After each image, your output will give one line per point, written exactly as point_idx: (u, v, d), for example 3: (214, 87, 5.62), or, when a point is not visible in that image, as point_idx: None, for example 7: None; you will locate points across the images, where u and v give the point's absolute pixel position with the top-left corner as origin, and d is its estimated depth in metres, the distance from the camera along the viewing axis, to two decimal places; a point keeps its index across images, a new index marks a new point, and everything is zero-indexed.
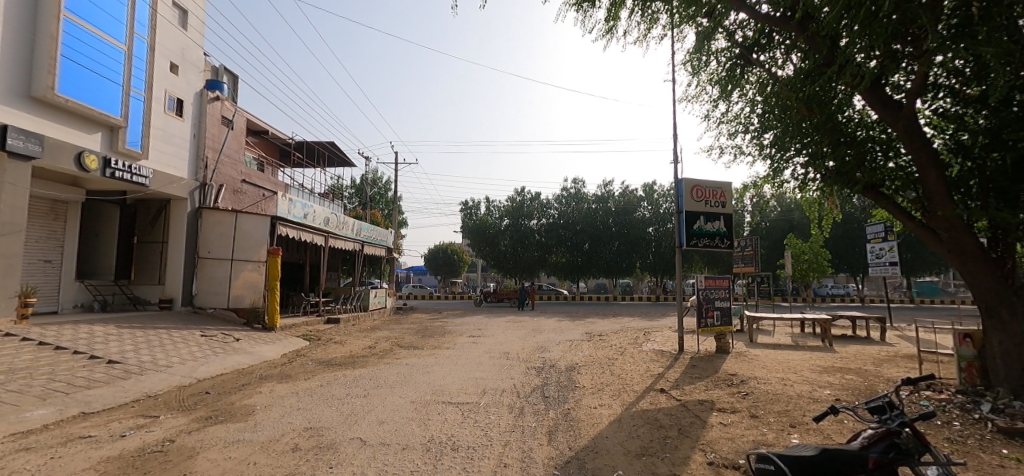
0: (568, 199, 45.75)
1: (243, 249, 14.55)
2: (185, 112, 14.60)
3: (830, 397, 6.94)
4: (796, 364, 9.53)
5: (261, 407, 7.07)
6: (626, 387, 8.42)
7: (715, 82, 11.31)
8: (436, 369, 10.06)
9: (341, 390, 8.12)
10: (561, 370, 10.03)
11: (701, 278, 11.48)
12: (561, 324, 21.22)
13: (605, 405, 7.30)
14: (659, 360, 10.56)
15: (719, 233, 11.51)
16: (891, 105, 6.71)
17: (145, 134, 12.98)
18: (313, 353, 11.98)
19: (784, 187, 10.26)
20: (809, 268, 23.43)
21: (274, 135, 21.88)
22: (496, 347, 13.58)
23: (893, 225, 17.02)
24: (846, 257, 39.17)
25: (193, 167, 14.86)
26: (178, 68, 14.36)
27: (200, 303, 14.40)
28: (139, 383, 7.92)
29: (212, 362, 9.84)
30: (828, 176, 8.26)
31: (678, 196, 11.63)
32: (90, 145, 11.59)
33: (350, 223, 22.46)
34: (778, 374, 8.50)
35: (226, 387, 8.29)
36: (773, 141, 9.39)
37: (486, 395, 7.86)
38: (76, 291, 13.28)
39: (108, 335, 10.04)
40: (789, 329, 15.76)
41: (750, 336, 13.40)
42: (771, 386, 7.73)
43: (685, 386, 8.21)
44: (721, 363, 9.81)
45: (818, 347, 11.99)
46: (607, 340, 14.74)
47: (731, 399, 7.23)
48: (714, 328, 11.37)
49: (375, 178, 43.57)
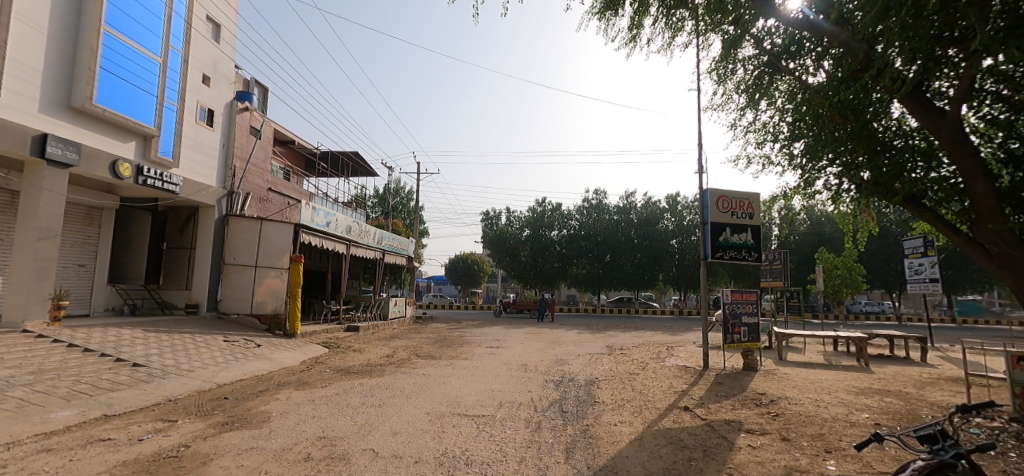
0: (589, 209, 45.36)
1: (267, 256, 14.81)
2: (215, 123, 15.08)
3: (869, 421, 6.48)
4: (830, 384, 9.01)
5: (277, 414, 7.06)
6: (648, 403, 8.10)
7: (742, 90, 11.01)
8: (452, 380, 9.92)
9: (357, 399, 8.05)
10: (580, 385, 9.75)
11: (726, 291, 11.06)
12: (581, 336, 20.84)
13: (625, 422, 7.02)
14: (682, 376, 10.16)
15: (746, 245, 11.07)
16: (933, 112, 6.34)
17: (177, 143, 13.42)
18: (331, 361, 12.01)
19: (816, 198, 9.84)
20: (842, 283, 22.46)
21: (300, 145, 22.43)
22: (514, 358, 13.37)
23: (934, 240, 16.16)
24: (882, 273, 37.49)
25: (222, 175, 15.30)
26: (210, 79, 14.87)
27: (224, 308, 14.68)
28: (161, 386, 8.04)
29: (232, 368, 9.94)
30: (864, 187, 7.86)
31: (703, 206, 11.31)
32: (125, 153, 12.04)
33: (372, 232, 22.71)
34: (812, 395, 8.03)
35: (244, 393, 8.34)
36: (804, 150, 9.04)
37: (502, 408, 7.66)
38: (108, 295, 13.72)
39: (134, 338, 10.29)
40: (821, 347, 15.04)
41: (779, 353, 12.82)
42: (803, 407, 7.30)
43: (710, 405, 7.84)
44: (748, 381, 9.37)
45: (853, 366, 11.36)
46: (629, 354, 14.35)
47: (761, 420, 6.84)
48: (741, 344, 10.92)
49: (397, 188, 44.17)
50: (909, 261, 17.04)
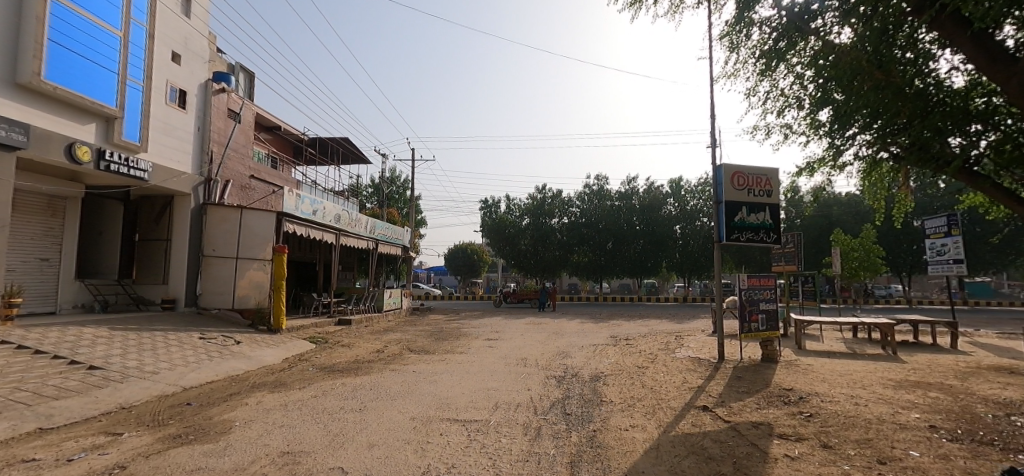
0: (590, 196, 44.36)
1: (248, 247, 13.89)
2: (188, 104, 14.09)
3: (921, 423, 5.55)
4: (863, 377, 8.12)
5: (241, 422, 6.20)
6: (660, 402, 7.24)
7: (758, 57, 10.00)
8: (445, 378, 9.07)
9: (335, 403, 7.18)
10: (584, 381, 8.90)
11: (742, 277, 10.14)
12: (585, 326, 19.99)
13: (637, 426, 6.13)
14: (696, 370, 9.28)
15: (764, 226, 10.14)
16: (1002, 57, 5.31)
17: (144, 126, 12.44)
18: (316, 358, 11.15)
19: (844, 170, 8.88)
20: (859, 266, 21.44)
21: (287, 131, 21.45)
22: (513, 352, 12.52)
23: (957, 218, 15.26)
24: (894, 256, 36.53)
25: (198, 161, 14.35)
26: (180, 57, 13.86)
27: (205, 303, 13.83)
28: (117, 391, 7.20)
29: (204, 368, 9.05)
30: (909, 154, 6.88)
31: (717, 184, 10.35)
32: (84, 136, 11.07)
33: (364, 221, 21.79)
34: (847, 390, 7.13)
35: (210, 398, 7.47)
36: (833, 117, 8.03)
37: (498, 411, 6.80)
38: (76, 291, 12.86)
39: (97, 337, 9.41)
40: (839, 334, 14.22)
41: (798, 342, 11.94)
42: (840, 406, 6.39)
43: (733, 404, 6.94)
44: (771, 375, 8.46)
45: (880, 355, 10.51)
46: (635, 345, 13.47)
47: (794, 422, 5.95)
48: (759, 334, 10.03)
49: (392, 177, 43.14)
50: (929, 241, 16.19)
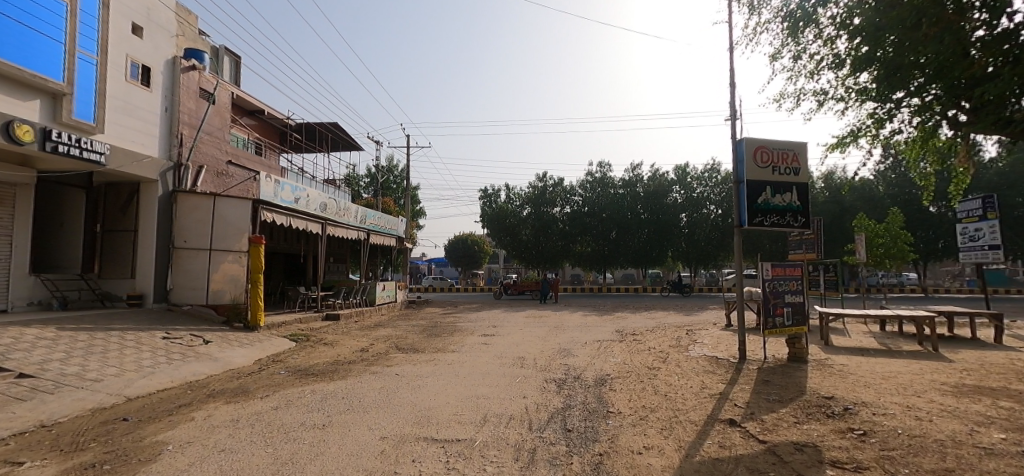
0: (593, 183, 43.24)
1: (222, 237, 12.89)
2: (154, 82, 13.03)
3: (1012, 447, 4.42)
4: (911, 381, 7.01)
5: (175, 446, 5.12)
6: (677, 414, 6.14)
7: (782, 16, 8.77)
8: (429, 384, 8.03)
9: (296, 417, 6.11)
10: (587, 386, 7.83)
11: (766, 265, 8.98)
12: (588, 320, 18.94)
13: (654, 449, 5.02)
14: (715, 372, 8.15)
15: (791, 208, 8.97)
16: None
17: (99, 105, 11.33)
18: (292, 359, 10.14)
19: (891, 140, 7.84)
20: (885, 253, 20.19)
21: (271, 116, 20.34)
22: (509, 350, 11.48)
23: (995, 200, 13.97)
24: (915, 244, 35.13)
25: (166, 144, 13.31)
26: (141, 30, 12.79)
27: (175, 299, 12.84)
28: (42, 404, 6.15)
29: (159, 374, 8.00)
30: (979, 119, 5.85)
31: (738, 161, 9.20)
32: (28, 114, 9.96)
33: (353, 210, 20.66)
34: (900, 400, 6.03)
35: (153, 411, 6.41)
36: (881, 81, 6.98)
37: (486, 427, 5.74)
38: (31, 287, 11.92)
39: (38, 339, 8.35)
40: (865, 327, 13.09)
41: (823, 337, 10.78)
42: (898, 421, 5.30)
43: (765, 417, 5.84)
44: (804, 378, 7.35)
45: (921, 352, 9.38)
46: (644, 341, 12.38)
47: (846, 444, 4.86)
48: (785, 330, 8.89)
49: (389, 166, 42.04)
50: (963, 225, 15.02)
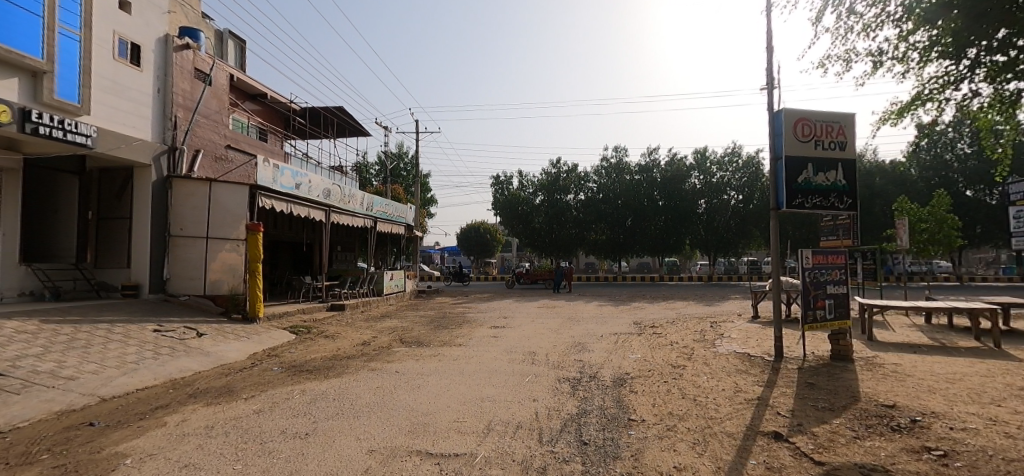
0: (609, 169, 41.97)
1: (219, 225, 12.34)
2: (145, 62, 12.49)
3: None
4: (983, 386, 6.04)
5: (134, 459, 4.47)
6: (710, 425, 5.30)
7: None
8: (431, 383, 7.32)
9: (278, 424, 5.45)
10: (605, 387, 7.04)
11: (806, 253, 8.01)
12: (603, 310, 18.06)
13: (687, 471, 4.19)
14: (749, 372, 7.29)
15: (836, 188, 7.95)
16: None
17: (83, 84, 10.81)
18: (289, 353, 9.56)
19: (959, 108, 6.76)
20: (928, 240, 18.89)
21: (274, 99, 19.73)
22: (519, 344, 10.70)
23: None
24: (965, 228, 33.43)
25: (159, 128, 12.81)
26: (129, 6, 12.23)
27: (173, 290, 12.42)
28: (3, 406, 5.57)
29: (141, 371, 7.42)
30: None
31: (775, 135, 8.17)
32: (5, 93, 9.43)
33: (359, 197, 20.03)
34: (978, 411, 5.09)
35: (124, 415, 5.80)
36: (956, 36, 5.86)
37: (490, 438, 4.99)
38: (20, 277, 11.66)
39: (16, 333, 7.84)
40: (907, 321, 12.03)
41: (866, 332, 9.78)
42: (987, 439, 4.38)
43: (814, 429, 4.99)
44: (854, 381, 6.46)
45: (980, 350, 8.37)
46: (665, 334, 11.52)
47: (925, 469, 3.95)
48: (826, 324, 7.91)
49: (399, 153, 41.30)
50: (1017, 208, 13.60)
